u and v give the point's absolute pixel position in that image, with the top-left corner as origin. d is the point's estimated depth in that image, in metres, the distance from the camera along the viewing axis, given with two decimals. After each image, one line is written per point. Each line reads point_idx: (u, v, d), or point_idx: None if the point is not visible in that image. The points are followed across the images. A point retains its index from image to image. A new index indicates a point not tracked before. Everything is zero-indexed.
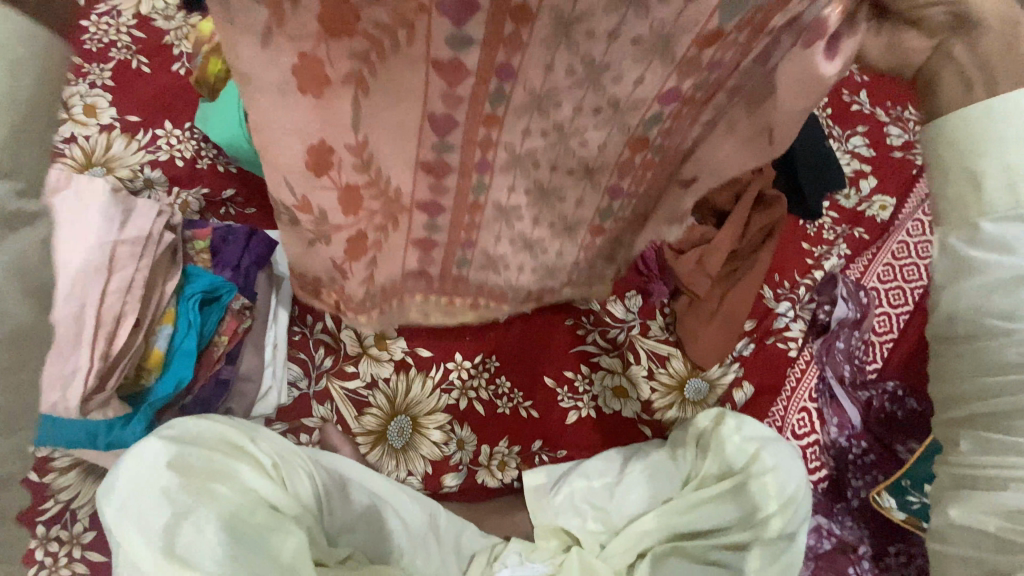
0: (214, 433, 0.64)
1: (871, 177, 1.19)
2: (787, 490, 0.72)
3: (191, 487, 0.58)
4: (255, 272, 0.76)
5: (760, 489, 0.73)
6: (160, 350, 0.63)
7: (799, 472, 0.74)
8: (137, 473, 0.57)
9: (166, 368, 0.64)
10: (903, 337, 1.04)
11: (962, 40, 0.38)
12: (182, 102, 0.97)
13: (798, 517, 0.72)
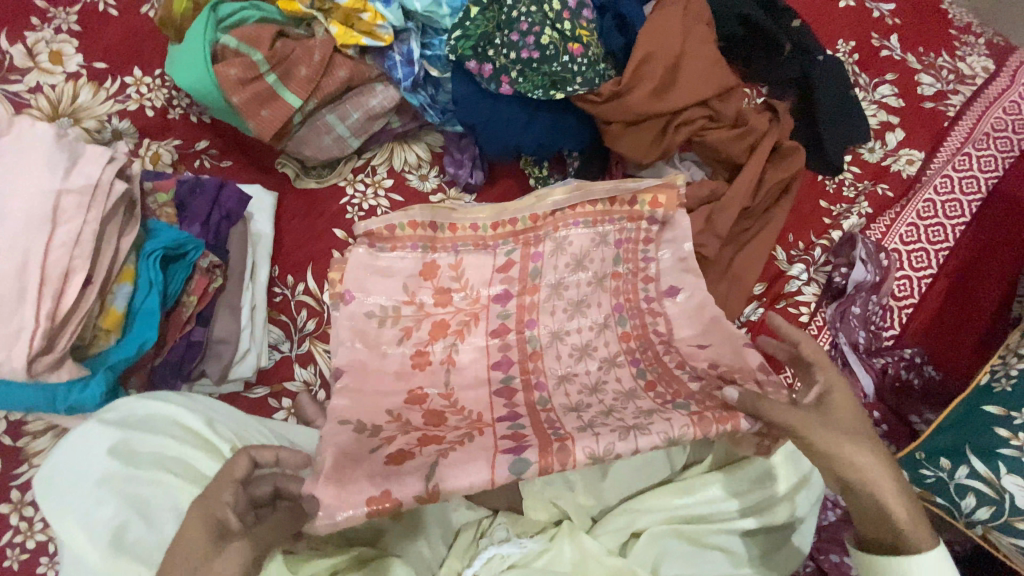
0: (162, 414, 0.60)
1: (898, 129, 1.10)
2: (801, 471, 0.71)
3: (139, 477, 0.54)
4: (225, 229, 0.71)
5: (773, 471, 0.71)
6: (119, 310, 0.59)
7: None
8: (75, 466, 0.53)
9: (130, 328, 0.60)
10: (922, 304, 0.98)
11: (851, 488, 0.53)
12: (152, 47, 0.90)
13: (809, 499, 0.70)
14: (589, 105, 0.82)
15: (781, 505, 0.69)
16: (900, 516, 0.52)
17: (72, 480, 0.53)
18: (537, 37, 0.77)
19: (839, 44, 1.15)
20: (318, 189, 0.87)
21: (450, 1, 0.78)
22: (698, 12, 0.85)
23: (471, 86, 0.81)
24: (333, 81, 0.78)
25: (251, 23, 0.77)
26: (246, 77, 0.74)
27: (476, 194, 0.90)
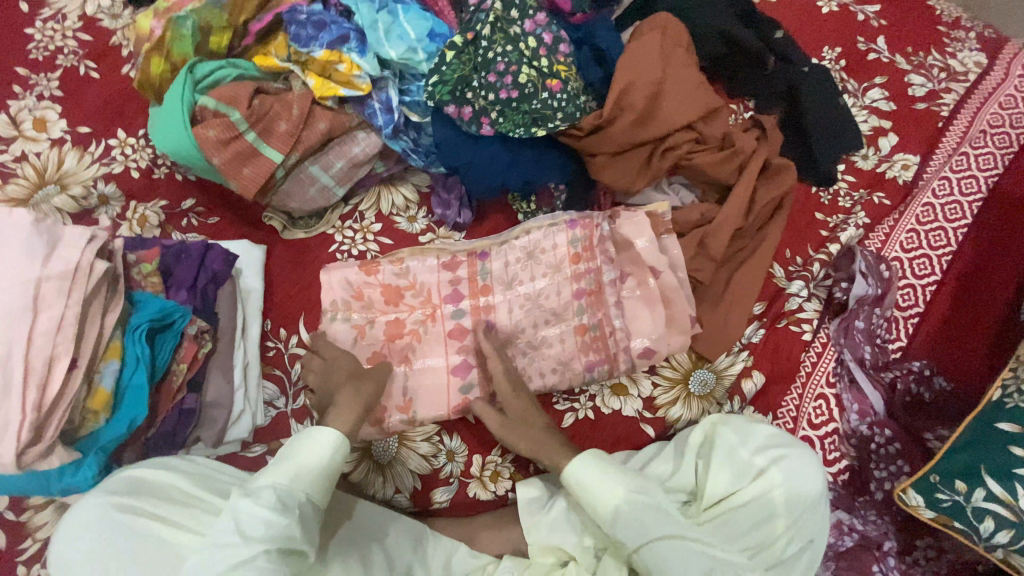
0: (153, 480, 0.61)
1: (892, 134, 1.08)
2: (796, 508, 0.67)
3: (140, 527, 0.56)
4: (213, 291, 0.71)
5: (769, 511, 0.67)
6: (106, 390, 0.58)
7: (811, 493, 0.67)
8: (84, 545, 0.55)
9: (120, 406, 0.59)
10: (928, 313, 0.95)
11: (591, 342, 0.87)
12: (134, 107, 0.90)
13: (806, 534, 0.67)
14: (571, 139, 0.81)
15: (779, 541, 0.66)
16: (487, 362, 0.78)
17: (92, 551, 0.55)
18: (515, 77, 0.78)
19: (825, 51, 1.14)
20: (306, 238, 0.86)
21: (425, 47, 0.78)
22: (676, 36, 0.84)
23: (452, 129, 0.80)
24: (313, 134, 0.78)
25: (227, 81, 0.78)
26: (225, 137, 0.74)
27: (465, 232, 0.90)
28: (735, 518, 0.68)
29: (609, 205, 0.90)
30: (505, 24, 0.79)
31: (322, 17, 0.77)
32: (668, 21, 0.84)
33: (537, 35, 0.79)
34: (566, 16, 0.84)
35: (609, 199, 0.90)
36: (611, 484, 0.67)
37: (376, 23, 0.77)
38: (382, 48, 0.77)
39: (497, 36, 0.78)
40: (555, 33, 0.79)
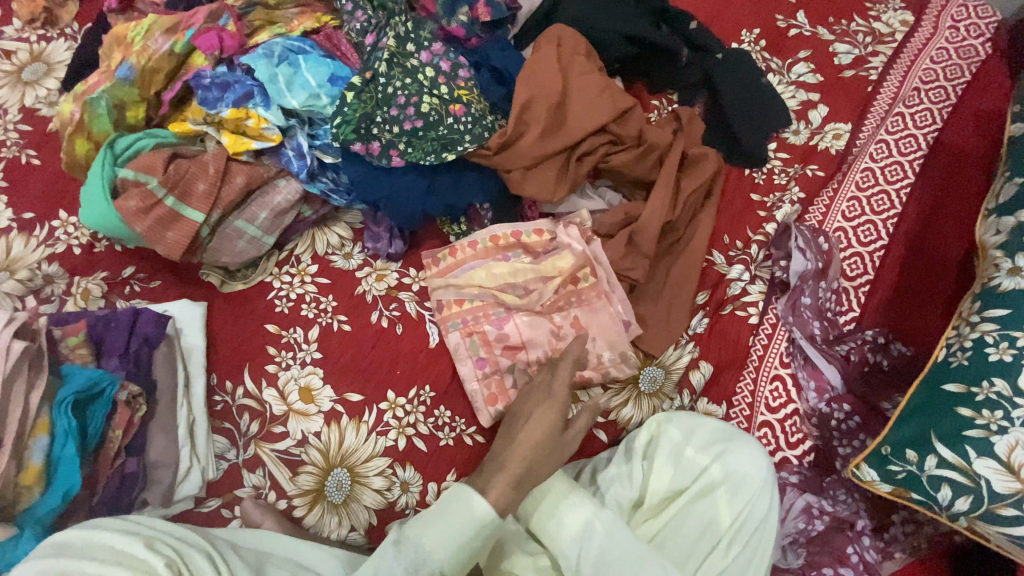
0: (100, 543, 0.57)
1: (822, 105, 1.08)
2: (738, 505, 0.65)
3: None
4: (147, 353, 0.74)
5: (711, 511, 0.66)
6: (36, 464, 0.62)
7: (754, 487, 0.66)
8: None
9: (54, 478, 0.63)
10: (878, 280, 0.93)
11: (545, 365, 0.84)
12: (75, 187, 0.95)
13: (750, 533, 0.65)
14: (482, 158, 0.83)
15: (724, 542, 0.64)
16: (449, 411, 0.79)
17: None
18: (417, 107, 0.81)
19: (744, 34, 1.14)
20: (245, 289, 0.88)
21: (328, 91, 0.81)
22: (572, 47, 0.87)
23: (365, 165, 0.83)
24: (232, 189, 0.81)
25: (146, 150, 0.81)
26: (145, 204, 0.77)
27: (400, 261, 0.92)
28: (678, 520, 0.66)
29: (537, 218, 0.92)
30: (402, 59, 0.81)
31: (226, 79, 0.81)
32: (563, 33, 0.87)
33: (434, 65, 0.81)
34: (464, 43, 0.87)
35: (536, 210, 0.92)
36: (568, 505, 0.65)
37: (276, 76, 0.80)
38: (285, 98, 0.80)
39: (395, 72, 0.81)
40: (452, 60, 0.82)
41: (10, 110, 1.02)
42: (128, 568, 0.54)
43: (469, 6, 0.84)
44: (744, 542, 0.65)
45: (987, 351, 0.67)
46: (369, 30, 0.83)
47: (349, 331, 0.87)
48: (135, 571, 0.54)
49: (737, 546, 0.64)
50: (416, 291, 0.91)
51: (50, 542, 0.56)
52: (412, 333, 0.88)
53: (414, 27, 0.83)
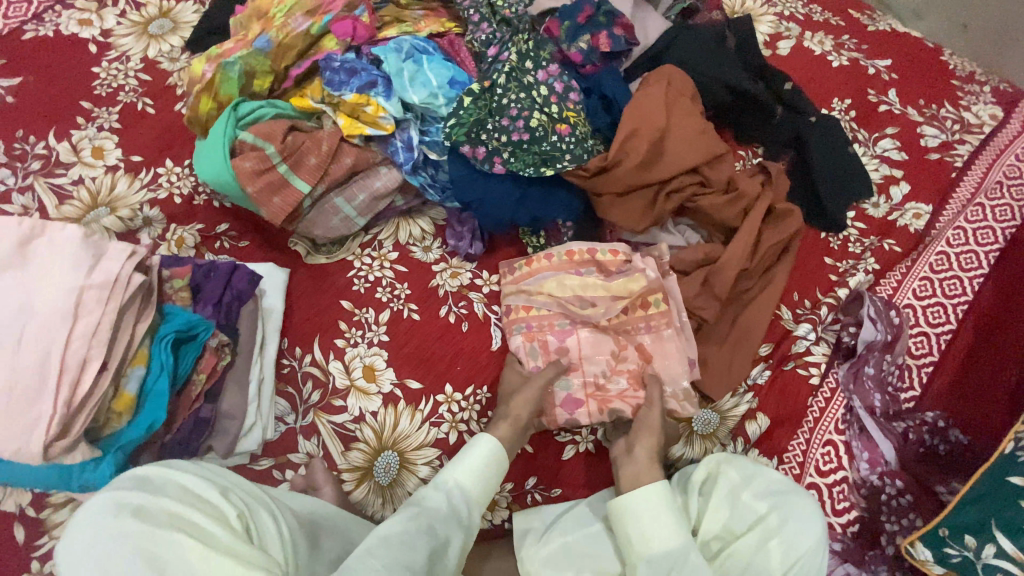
0: (174, 482, 0.60)
1: (903, 183, 1.09)
2: (792, 559, 0.63)
3: (151, 532, 0.53)
4: (236, 308, 0.76)
5: (764, 562, 0.64)
6: (130, 393, 0.64)
7: (809, 543, 0.64)
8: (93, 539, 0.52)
9: (142, 409, 0.65)
10: (942, 363, 0.93)
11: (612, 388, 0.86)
12: (182, 140, 1.00)
13: None
14: (579, 178, 0.86)
15: None
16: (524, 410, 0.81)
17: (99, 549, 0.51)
18: (526, 121, 0.84)
19: (835, 102, 1.17)
20: (327, 263, 0.92)
21: (446, 92, 0.85)
22: (680, 87, 0.89)
23: (467, 167, 0.86)
24: (340, 168, 0.85)
25: (266, 118, 0.85)
26: (260, 168, 0.81)
27: (476, 262, 0.94)
28: (729, 563, 0.66)
29: (615, 243, 0.94)
30: (520, 74, 0.85)
31: (354, 65, 0.86)
32: (673, 73, 0.90)
33: (549, 84, 0.85)
34: (578, 68, 0.90)
35: (615, 236, 0.94)
36: (647, 537, 0.69)
37: (401, 71, 0.85)
38: (406, 92, 0.85)
39: (512, 85, 0.84)
40: (566, 82, 0.85)
41: (133, 58, 1.08)
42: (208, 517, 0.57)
43: (591, 35, 0.88)
44: None
45: None
46: (493, 43, 0.87)
47: (417, 320, 0.90)
48: (209, 516, 0.57)
49: None
50: (486, 293, 0.93)
51: (131, 476, 0.60)
52: (476, 334, 0.90)
53: (535, 46, 0.87)
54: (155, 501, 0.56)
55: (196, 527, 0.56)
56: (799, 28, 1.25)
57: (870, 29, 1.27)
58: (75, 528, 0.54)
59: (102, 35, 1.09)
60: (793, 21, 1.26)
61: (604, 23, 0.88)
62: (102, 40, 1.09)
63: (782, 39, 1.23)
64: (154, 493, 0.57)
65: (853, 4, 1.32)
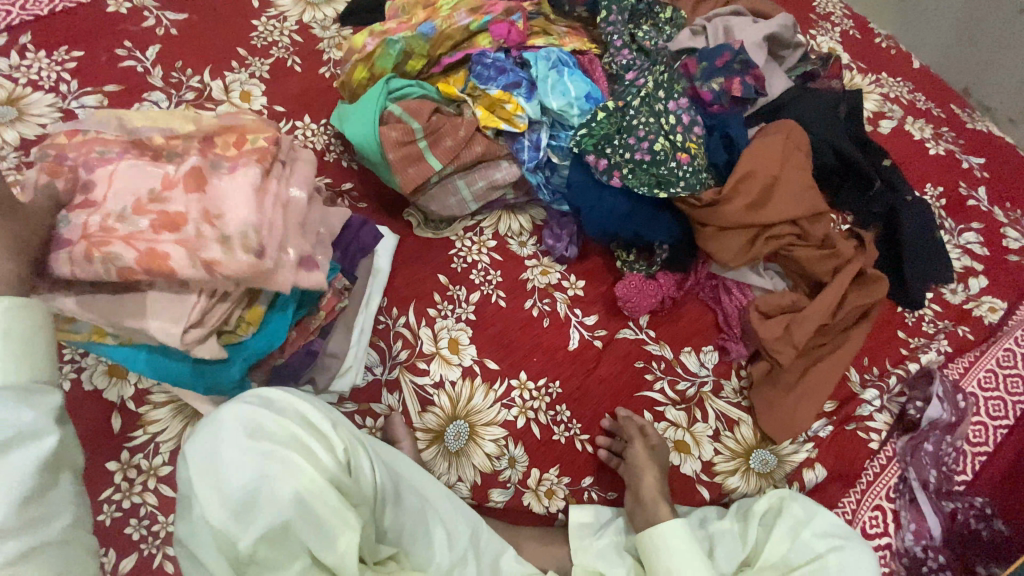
0: (292, 406, 0.64)
1: (983, 277, 1.11)
2: None
3: (261, 447, 0.58)
4: (358, 260, 0.87)
5: None
6: (261, 308, 0.73)
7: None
8: (214, 447, 0.58)
9: (269, 325, 0.75)
10: (1000, 455, 0.95)
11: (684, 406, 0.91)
12: (322, 100, 1.09)
13: None
14: (689, 206, 0.91)
15: None
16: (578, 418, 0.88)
17: (217, 457, 0.57)
18: (651, 144, 0.90)
19: (927, 187, 1.20)
20: (433, 238, 0.98)
21: (581, 104, 0.92)
22: (798, 142, 0.94)
23: (586, 176, 0.92)
24: (470, 154, 0.92)
25: (413, 97, 0.93)
26: (403, 139, 0.88)
27: (566, 265, 1.00)
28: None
29: (704, 274, 0.99)
30: (652, 101, 0.91)
31: (503, 65, 0.93)
32: (794, 128, 0.94)
33: (677, 115, 0.91)
34: (705, 105, 0.96)
35: (706, 268, 0.99)
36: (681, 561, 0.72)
37: (546, 78, 0.92)
38: (546, 98, 0.92)
39: (644, 109, 0.91)
40: (693, 116, 0.91)
41: (290, 20, 1.18)
42: (314, 446, 0.61)
43: (725, 79, 0.94)
44: None
45: None
46: (631, 68, 0.95)
47: (503, 307, 0.95)
48: (321, 444, 0.61)
49: None
50: (570, 296, 0.98)
51: (257, 394, 0.64)
52: (556, 331, 0.95)
53: (670, 79, 0.94)
54: (277, 422, 0.60)
55: (308, 454, 0.60)
56: (902, 111, 1.30)
57: (969, 126, 1.32)
58: (201, 436, 0.59)
59: None
60: (897, 104, 1.31)
61: (739, 71, 0.93)
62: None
63: (884, 117, 1.28)
64: (276, 414, 0.61)
65: (955, 100, 1.37)
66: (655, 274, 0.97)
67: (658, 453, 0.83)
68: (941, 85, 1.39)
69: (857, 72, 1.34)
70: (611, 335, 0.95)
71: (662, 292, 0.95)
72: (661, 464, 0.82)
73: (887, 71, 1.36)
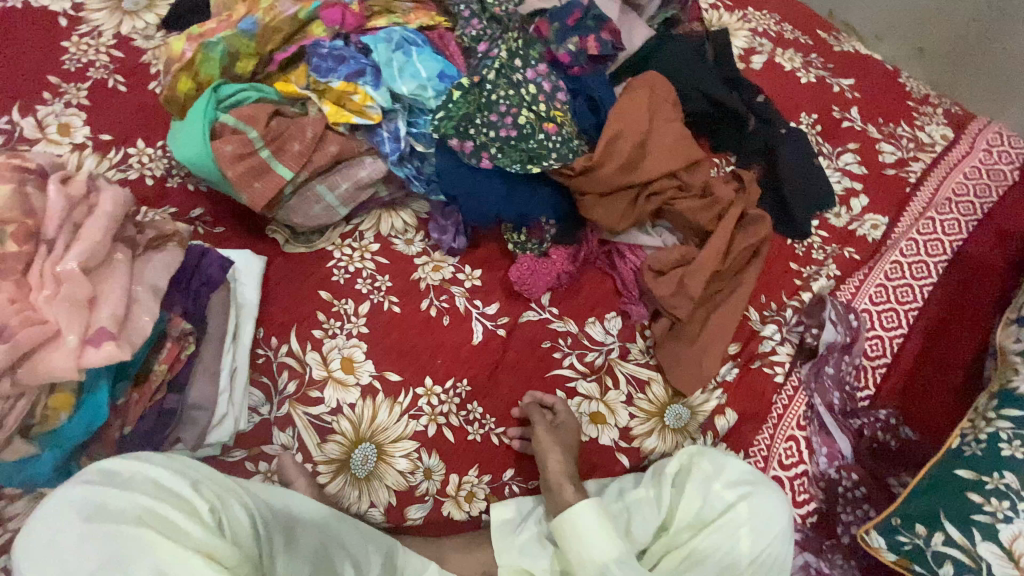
0: (139, 475, 0.56)
1: (863, 195, 1.14)
2: (760, 544, 0.73)
3: (110, 530, 0.49)
4: (206, 292, 0.79)
5: (733, 544, 0.73)
6: (67, 391, 0.67)
7: (774, 532, 0.74)
8: (44, 545, 0.48)
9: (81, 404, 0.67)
10: (895, 364, 1.00)
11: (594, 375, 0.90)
12: (156, 120, 0.96)
13: (766, 567, 0.73)
14: (564, 176, 0.88)
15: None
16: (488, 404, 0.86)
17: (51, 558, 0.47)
18: (515, 118, 0.85)
19: (802, 116, 1.23)
20: (306, 253, 0.90)
21: (434, 85, 0.86)
22: (663, 94, 0.93)
23: (454, 161, 0.87)
24: (323, 156, 0.84)
25: (249, 102, 0.83)
26: (241, 152, 0.79)
27: (459, 257, 0.94)
28: (698, 550, 0.75)
29: (596, 242, 0.97)
30: (509, 71, 0.86)
31: (342, 53, 0.86)
32: (657, 80, 0.93)
33: (537, 83, 0.87)
34: (565, 68, 0.93)
35: (597, 235, 0.97)
36: (603, 542, 0.73)
37: (391, 62, 0.86)
38: (395, 83, 0.86)
39: (501, 82, 0.85)
40: (554, 82, 0.87)
41: (105, 34, 1.03)
42: (179, 509, 0.54)
43: (580, 37, 0.91)
44: None
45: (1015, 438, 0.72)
46: (483, 39, 0.89)
47: (398, 313, 0.88)
48: (181, 510, 0.53)
49: None
50: (468, 288, 0.92)
51: (96, 468, 0.55)
52: (457, 328, 0.89)
53: (524, 45, 0.89)
54: (121, 499, 0.52)
55: (168, 522, 0.52)
56: (772, 44, 1.31)
57: (836, 49, 1.35)
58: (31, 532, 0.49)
59: (73, 8, 1.04)
60: (766, 38, 1.32)
61: (592, 27, 0.91)
62: (72, 13, 1.03)
63: (756, 53, 1.29)
64: (123, 487, 0.53)
65: (821, 25, 1.40)
66: (549, 250, 0.94)
67: (564, 432, 0.82)
68: (807, 12, 1.41)
69: (725, 11, 1.34)
70: (515, 321, 0.91)
71: (557, 268, 0.92)
72: (566, 445, 0.81)
73: (753, 6, 1.37)
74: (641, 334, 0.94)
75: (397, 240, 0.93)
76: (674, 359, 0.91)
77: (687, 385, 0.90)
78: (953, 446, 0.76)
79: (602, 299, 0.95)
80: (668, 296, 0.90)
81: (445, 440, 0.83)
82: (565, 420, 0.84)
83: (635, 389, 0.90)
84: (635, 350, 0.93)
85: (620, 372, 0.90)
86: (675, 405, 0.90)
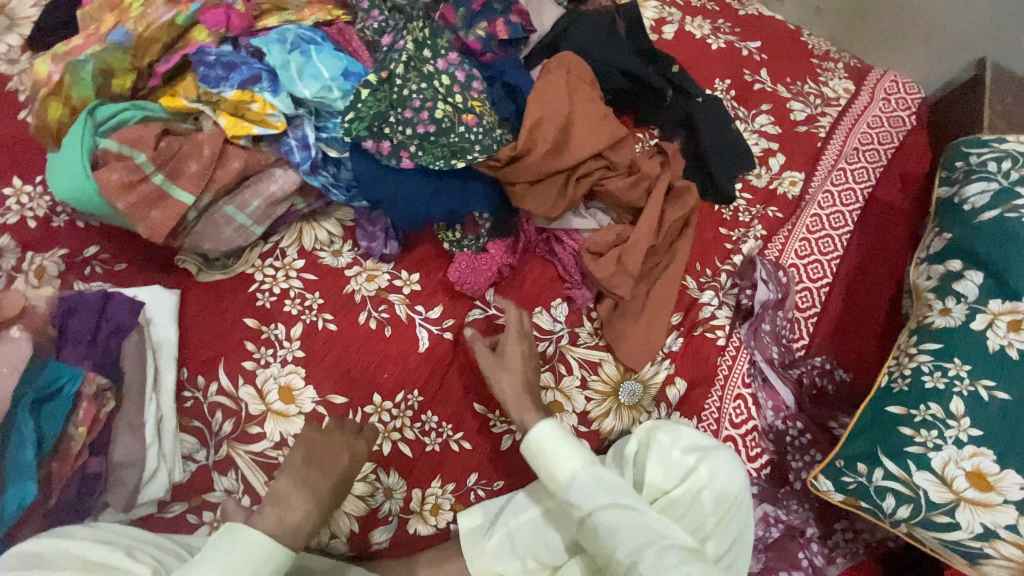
0: None
1: (780, 154, 1.19)
2: (722, 501, 0.76)
3: None
4: (116, 342, 0.72)
5: (699, 507, 0.76)
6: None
7: (734, 489, 0.77)
8: None
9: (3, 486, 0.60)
10: (825, 311, 1.05)
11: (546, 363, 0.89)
12: (27, 152, 0.85)
13: (733, 525, 0.77)
14: (491, 168, 0.85)
15: (711, 538, 0.75)
16: (446, 408, 0.83)
17: None
18: (431, 112, 0.81)
19: (716, 83, 1.25)
20: (224, 280, 0.83)
21: (340, 85, 0.81)
22: (579, 74, 0.92)
23: (373, 164, 0.82)
24: (227, 173, 0.77)
25: (133, 122, 0.75)
26: (130, 180, 0.71)
27: (393, 263, 0.90)
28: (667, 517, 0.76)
29: (532, 231, 0.95)
30: (419, 63, 0.83)
31: (231, 59, 0.79)
32: (572, 60, 0.92)
33: (450, 73, 0.83)
34: (478, 56, 0.90)
35: (532, 223, 0.95)
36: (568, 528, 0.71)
37: (288, 63, 0.80)
38: (296, 87, 0.80)
39: (412, 75, 0.82)
40: (468, 71, 0.84)
41: None
42: None
43: (488, 22, 0.89)
44: (726, 538, 0.76)
45: (942, 370, 0.76)
46: (386, 31, 0.84)
47: (335, 331, 0.83)
48: None
49: (719, 541, 0.76)
50: (407, 294, 0.88)
51: None
52: (401, 337, 0.85)
53: (432, 34, 0.85)
54: None
55: None
56: (680, 13, 1.32)
57: (741, 14, 1.38)
58: None
59: None
60: (674, 7, 1.33)
61: (499, 10, 0.90)
62: None
63: (667, 23, 1.30)
64: None
65: None
66: (485, 245, 0.91)
67: (509, 355, 0.80)
68: None
69: None
70: (460, 322, 0.88)
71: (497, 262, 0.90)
72: (515, 366, 0.79)
73: None
74: (588, 318, 0.94)
75: (325, 254, 0.87)
76: (621, 335, 0.92)
77: (639, 360, 0.91)
78: (881, 384, 0.81)
79: (541, 288, 0.94)
80: (607, 277, 0.91)
81: (400, 453, 0.80)
82: (512, 334, 0.82)
83: (586, 371, 0.90)
84: (583, 334, 0.93)
85: (569, 356, 0.90)
86: (626, 385, 0.91)
